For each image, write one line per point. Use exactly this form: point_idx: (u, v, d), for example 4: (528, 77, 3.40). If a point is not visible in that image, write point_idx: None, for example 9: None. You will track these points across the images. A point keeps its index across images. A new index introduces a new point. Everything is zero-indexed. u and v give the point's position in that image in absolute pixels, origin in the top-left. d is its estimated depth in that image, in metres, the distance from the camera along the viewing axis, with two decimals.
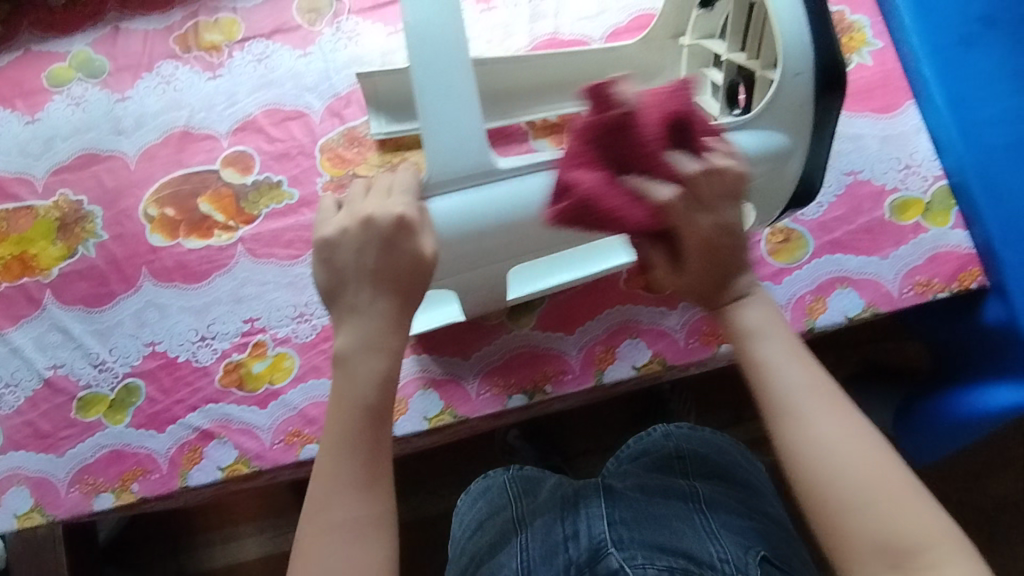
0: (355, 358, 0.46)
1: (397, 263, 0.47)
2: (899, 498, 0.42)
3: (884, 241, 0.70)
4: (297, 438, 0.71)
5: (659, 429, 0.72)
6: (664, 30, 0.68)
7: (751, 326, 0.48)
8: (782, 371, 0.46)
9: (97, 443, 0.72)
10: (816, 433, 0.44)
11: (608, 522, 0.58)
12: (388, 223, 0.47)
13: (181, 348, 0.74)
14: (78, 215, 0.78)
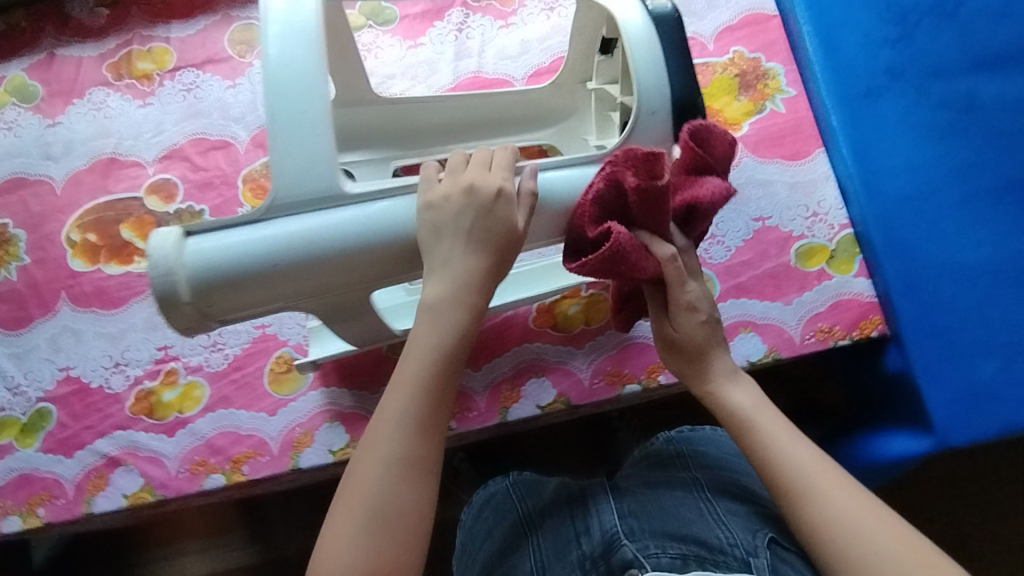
0: (440, 307, 0.50)
1: (494, 231, 0.50)
2: (921, 565, 0.46)
3: (787, 287, 0.71)
4: (202, 467, 0.71)
5: (662, 436, 0.72)
6: (573, 76, 0.71)
7: (745, 412, 0.56)
8: (783, 451, 0.53)
9: (5, 467, 0.72)
10: (832, 509, 0.49)
11: (617, 515, 0.60)
12: (489, 192, 0.50)
13: (94, 373, 0.75)
14: (3, 238, 0.79)
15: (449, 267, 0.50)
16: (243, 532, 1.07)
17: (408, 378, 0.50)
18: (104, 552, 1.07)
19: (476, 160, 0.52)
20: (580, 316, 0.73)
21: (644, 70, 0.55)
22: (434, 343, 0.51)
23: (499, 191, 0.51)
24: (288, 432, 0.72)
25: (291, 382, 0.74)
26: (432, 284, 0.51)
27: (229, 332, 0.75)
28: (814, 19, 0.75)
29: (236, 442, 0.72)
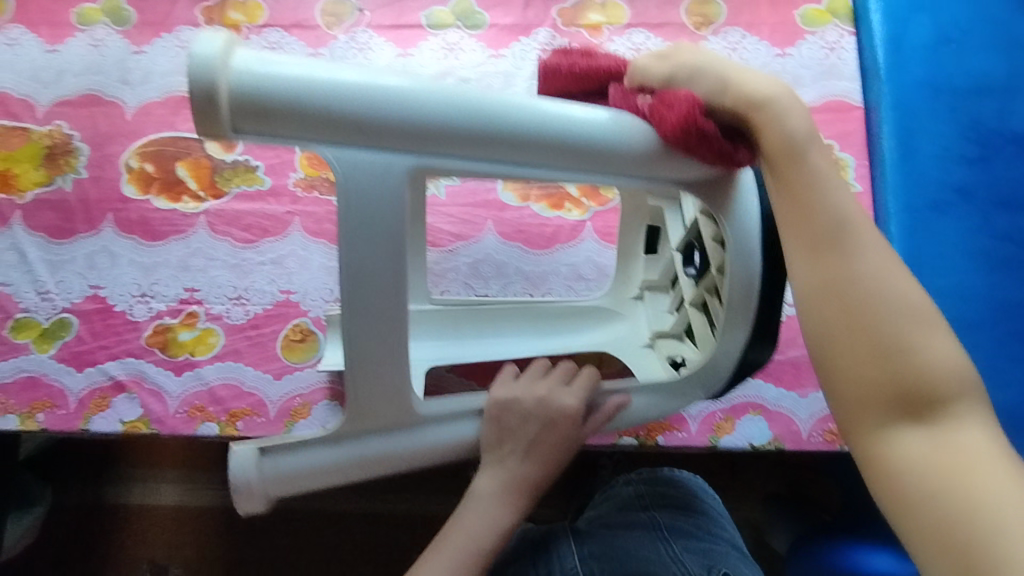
0: (489, 500, 0.59)
1: (552, 438, 0.61)
2: (927, 336, 0.48)
3: (807, 379, 0.71)
4: (200, 413, 0.73)
5: (621, 479, 0.78)
6: None
7: (797, 141, 0.49)
8: (833, 197, 0.49)
9: (17, 366, 0.75)
10: (860, 269, 0.48)
11: (577, 556, 0.66)
12: (563, 416, 0.61)
13: (120, 298, 0.77)
14: (67, 148, 0.82)
15: (507, 468, 0.60)
16: (219, 476, 1.09)
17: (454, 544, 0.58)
18: (87, 462, 1.09)
19: (554, 375, 0.63)
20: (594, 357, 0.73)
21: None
22: (477, 522, 0.59)
23: (566, 413, 0.61)
24: (288, 399, 0.73)
25: (302, 352, 0.75)
26: (486, 476, 0.60)
27: (255, 290, 0.77)
28: (897, 122, 0.75)
29: (237, 396, 0.73)
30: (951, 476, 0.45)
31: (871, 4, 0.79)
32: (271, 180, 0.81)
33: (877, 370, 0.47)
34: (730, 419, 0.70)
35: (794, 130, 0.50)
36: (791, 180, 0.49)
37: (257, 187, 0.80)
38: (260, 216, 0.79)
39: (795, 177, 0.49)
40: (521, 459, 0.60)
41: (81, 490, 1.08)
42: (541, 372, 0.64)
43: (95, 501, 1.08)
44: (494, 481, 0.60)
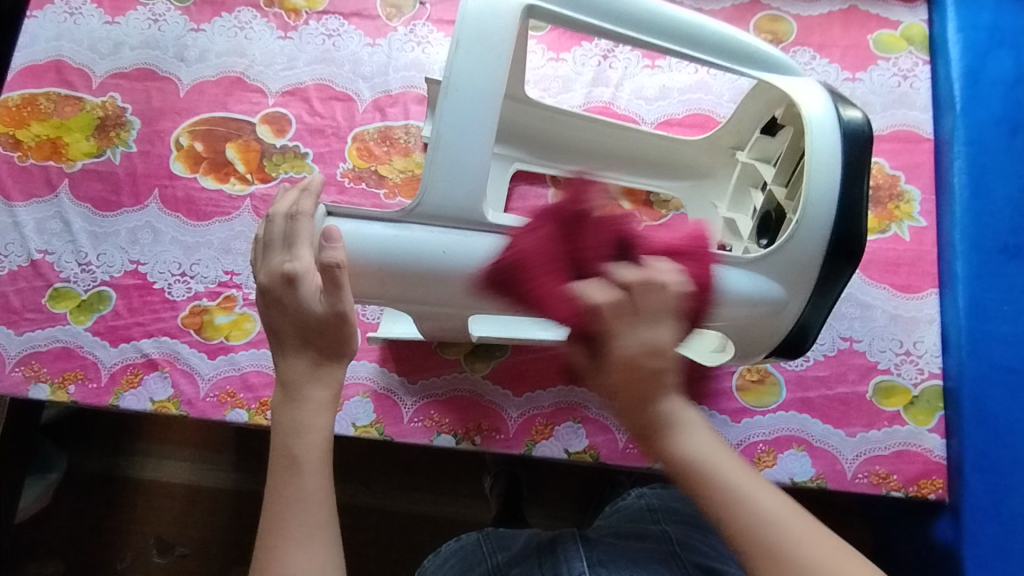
0: (297, 390, 0.51)
1: (302, 318, 0.50)
2: None
3: (856, 418, 0.67)
4: (230, 399, 0.72)
5: (633, 492, 0.75)
6: (727, 138, 0.71)
7: (699, 459, 0.46)
8: (759, 508, 0.45)
9: (53, 336, 0.75)
10: (807, 559, 0.43)
11: (586, 563, 0.60)
12: (277, 282, 0.50)
13: (160, 275, 0.76)
14: (118, 121, 0.82)
15: (293, 379, 0.51)
16: (234, 458, 1.08)
17: (279, 473, 0.50)
18: (103, 434, 1.09)
19: (275, 228, 0.52)
20: None
21: (819, 186, 0.55)
22: (289, 437, 0.50)
23: (278, 272, 0.50)
24: None
25: None
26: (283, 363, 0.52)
27: None
28: (967, 159, 0.72)
29: (269, 384, 0.72)
30: None
31: (950, 35, 0.77)
32: (319, 169, 0.79)
33: None
34: (772, 452, 0.67)
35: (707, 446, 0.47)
36: (707, 501, 0.46)
37: (304, 174, 0.79)
38: None
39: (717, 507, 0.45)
40: (308, 361, 0.52)
41: (96, 460, 1.08)
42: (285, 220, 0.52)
43: (110, 473, 1.07)
44: (285, 408, 0.51)
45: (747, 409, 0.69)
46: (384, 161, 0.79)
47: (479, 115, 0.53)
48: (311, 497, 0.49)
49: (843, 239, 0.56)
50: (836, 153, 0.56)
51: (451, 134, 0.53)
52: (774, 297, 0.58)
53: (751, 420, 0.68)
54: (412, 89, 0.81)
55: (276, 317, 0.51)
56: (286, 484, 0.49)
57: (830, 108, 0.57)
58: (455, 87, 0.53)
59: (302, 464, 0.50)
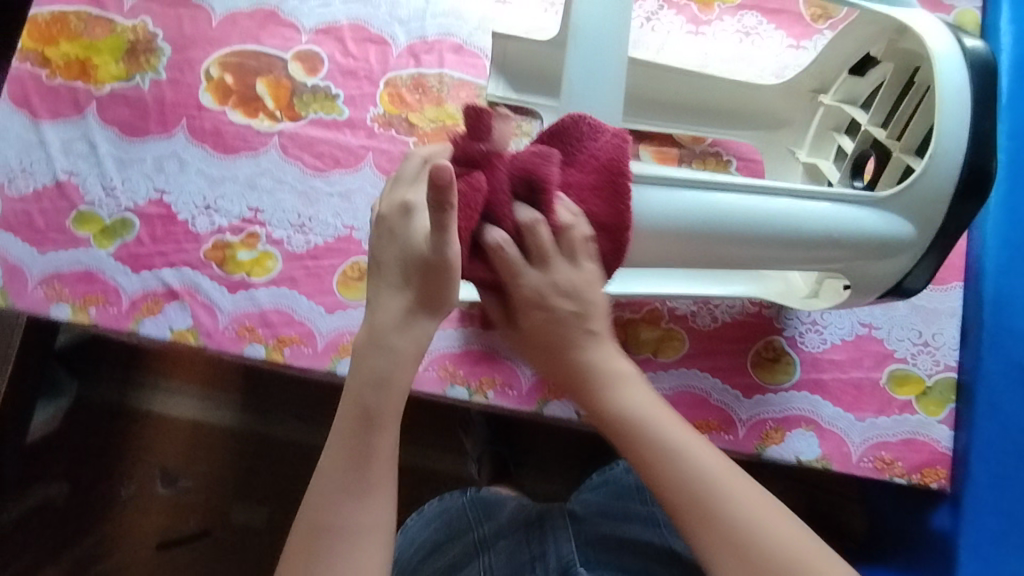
0: (388, 343, 0.53)
1: (412, 258, 0.53)
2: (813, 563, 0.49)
3: (867, 403, 0.68)
4: (249, 334, 0.73)
5: (621, 465, 0.75)
6: (809, 82, 0.68)
7: (630, 419, 0.54)
8: (692, 466, 0.52)
9: (76, 258, 0.75)
10: (731, 508, 0.50)
11: (575, 545, 0.67)
12: (396, 216, 0.54)
13: (184, 207, 0.76)
14: (148, 46, 0.80)
15: (381, 308, 0.54)
16: (238, 395, 1.10)
17: (347, 426, 0.53)
18: (113, 362, 1.10)
19: (406, 171, 0.56)
20: (651, 344, 0.71)
21: (951, 122, 0.52)
22: (365, 389, 0.53)
23: (400, 208, 0.54)
24: (337, 334, 0.73)
25: (358, 290, 0.74)
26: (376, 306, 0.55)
27: (319, 219, 0.75)
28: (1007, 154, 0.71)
29: (288, 323, 0.73)
30: None
31: (1004, 24, 0.74)
32: (348, 111, 0.78)
33: None
34: (780, 429, 0.68)
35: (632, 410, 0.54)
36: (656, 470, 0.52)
37: (334, 115, 0.78)
38: (333, 146, 0.77)
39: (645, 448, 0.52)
40: (395, 293, 0.54)
41: (103, 386, 1.10)
42: (415, 165, 0.55)
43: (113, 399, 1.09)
44: (364, 332, 0.55)
45: (758, 386, 0.69)
46: (415, 109, 0.78)
47: (607, 69, 0.57)
48: (365, 455, 0.52)
49: (980, 172, 0.53)
50: (968, 94, 0.52)
51: (580, 79, 0.57)
52: (904, 238, 0.55)
53: (762, 397, 0.69)
54: (449, 36, 0.79)
55: (385, 244, 0.55)
56: (355, 434, 0.52)
57: (953, 40, 0.54)
58: (584, 37, 0.57)
59: (373, 417, 0.53)
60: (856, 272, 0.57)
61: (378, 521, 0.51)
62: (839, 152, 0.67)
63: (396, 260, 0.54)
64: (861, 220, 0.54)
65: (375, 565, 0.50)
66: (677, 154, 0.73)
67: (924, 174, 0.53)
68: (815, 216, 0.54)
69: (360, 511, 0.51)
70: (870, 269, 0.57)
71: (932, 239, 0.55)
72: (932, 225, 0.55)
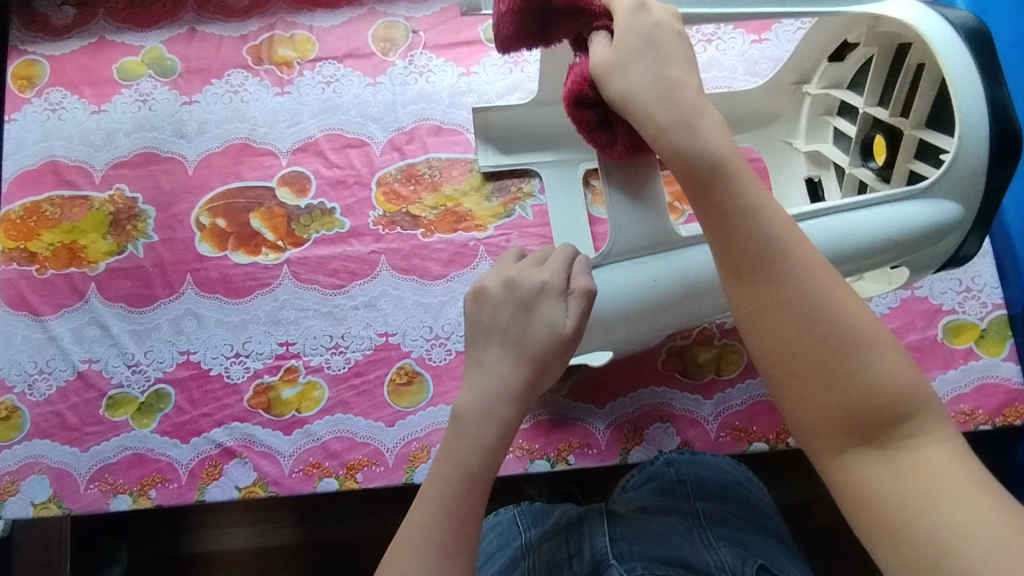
0: (468, 419, 0.48)
1: (535, 329, 0.49)
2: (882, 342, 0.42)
3: (932, 362, 0.69)
4: (316, 470, 0.71)
5: (660, 456, 0.67)
6: (789, 77, 0.69)
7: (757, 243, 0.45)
8: (808, 256, 0.44)
9: (121, 444, 0.73)
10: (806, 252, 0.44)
11: (608, 537, 0.58)
12: (530, 288, 0.50)
13: (214, 361, 0.75)
14: (131, 212, 0.79)
15: (489, 376, 0.49)
16: (293, 512, 1.06)
17: (443, 476, 0.47)
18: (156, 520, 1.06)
19: (528, 258, 0.52)
20: (711, 365, 0.71)
21: (967, 99, 0.51)
22: (463, 451, 0.48)
23: (538, 287, 0.50)
24: (404, 445, 0.71)
25: (410, 395, 0.73)
26: (466, 394, 0.49)
27: (352, 336, 0.75)
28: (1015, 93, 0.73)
29: (352, 447, 0.72)
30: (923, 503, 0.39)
31: None
32: (349, 221, 0.77)
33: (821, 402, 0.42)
34: None
35: (654, 107, 0.48)
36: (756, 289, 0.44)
37: (336, 229, 0.77)
38: (344, 260, 0.76)
39: (718, 185, 0.46)
40: (510, 362, 0.49)
41: (156, 543, 1.05)
42: (518, 256, 0.53)
43: (171, 554, 1.05)
44: (472, 394, 0.49)
45: None
46: (413, 200, 0.78)
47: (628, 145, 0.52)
48: (453, 523, 0.45)
49: (1010, 136, 0.51)
50: (974, 64, 0.52)
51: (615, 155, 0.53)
52: (954, 220, 0.53)
53: None
54: (425, 121, 0.80)
55: (503, 317, 0.50)
56: (446, 493, 0.46)
57: (935, 12, 0.54)
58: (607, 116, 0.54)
59: (476, 482, 0.47)
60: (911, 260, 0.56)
61: None
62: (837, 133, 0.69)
63: (512, 331, 0.50)
64: (921, 217, 0.52)
65: None
66: None
67: (949, 168, 0.52)
68: (870, 232, 0.52)
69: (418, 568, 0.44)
70: (929, 252, 0.55)
71: (978, 213, 0.54)
72: (977, 196, 0.53)
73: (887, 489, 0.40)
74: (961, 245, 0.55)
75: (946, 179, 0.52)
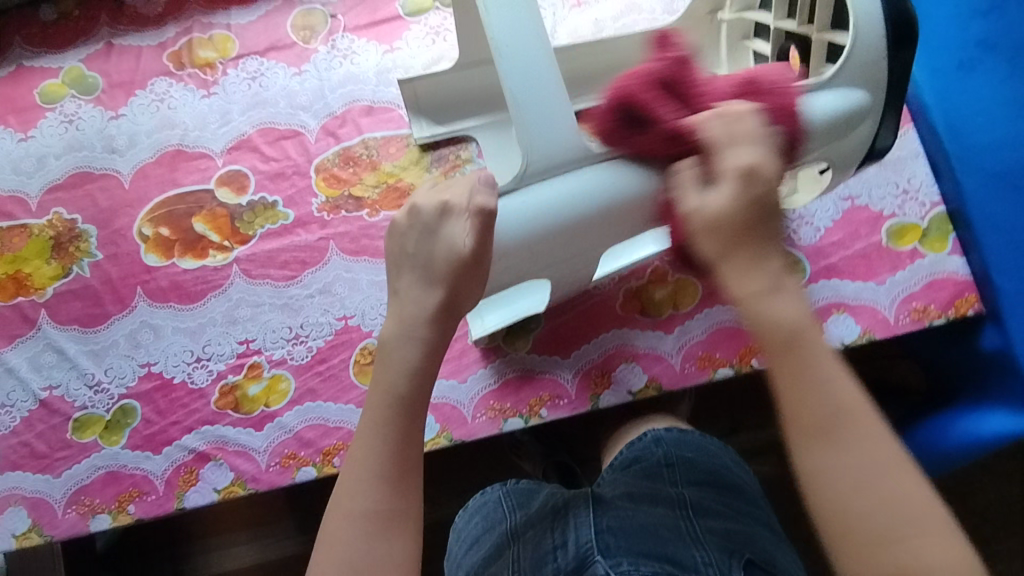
0: (393, 346, 0.50)
1: (437, 250, 0.49)
2: (829, 383, 0.45)
3: (880, 266, 0.70)
4: (293, 461, 0.71)
5: (650, 435, 0.69)
6: (703, 6, 0.70)
7: (792, 325, 0.46)
8: (759, 299, 0.46)
9: (93, 465, 0.72)
10: (770, 303, 0.47)
11: (594, 529, 0.57)
12: (432, 209, 0.49)
13: (176, 368, 0.74)
14: (72, 234, 0.78)
15: (405, 301, 0.50)
16: (293, 520, 1.04)
17: (376, 403, 0.49)
18: (157, 548, 1.04)
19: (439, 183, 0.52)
20: (668, 301, 0.72)
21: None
22: (393, 378, 0.50)
23: (439, 209, 0.49)
24: None
25: None
26: (390, 321, 0.51)
27: (310, 324, 0.74)
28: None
29: (325, 434, 0.71)
30: (882, 494, 0.43)
31: None
32: (293, 212, 0.77)
33: (806, 405, 0.45)
34: (816, 324, 0.69)
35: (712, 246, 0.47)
36: (794, 380, 0.46)
37: (281, 222, 0.77)
38: (293, 250, 0.76)
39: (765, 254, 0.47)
40: (423, 287, 0.50)
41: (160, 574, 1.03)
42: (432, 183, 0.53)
43: None
44: (393, 321, 0.51)
45: None
46: (354, 182, 0.77)
47: (539, 66, 0.51)
48: (394, 453, 0.48)
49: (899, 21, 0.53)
50: None
51: (518, 84, 0.51)
52: (864, 108, 0.55)
53: None
54: (355, 102, 0.79)
55: (411, 245, 0.50)
56: (383, 420, 0.49)
57: None
58: (506, 46, 0.51)
59: (411, 408, 0.49)
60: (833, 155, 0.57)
61: (395, 513, 0.47)
62: (758, 55, 0.69)
63: (419, 256, 0.50)
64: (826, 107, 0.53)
65: (390, 564, 0.46)
66: None
67: (848, 60, 0.53)
68: None
69: (368, 498, 0.47)
70: (841, 146, 0.56)
71: (885, 98, 0.56)
72: (882, 86, 0.55)
73: (837, 477, 0.44)
74: (877, 135, 0.57)
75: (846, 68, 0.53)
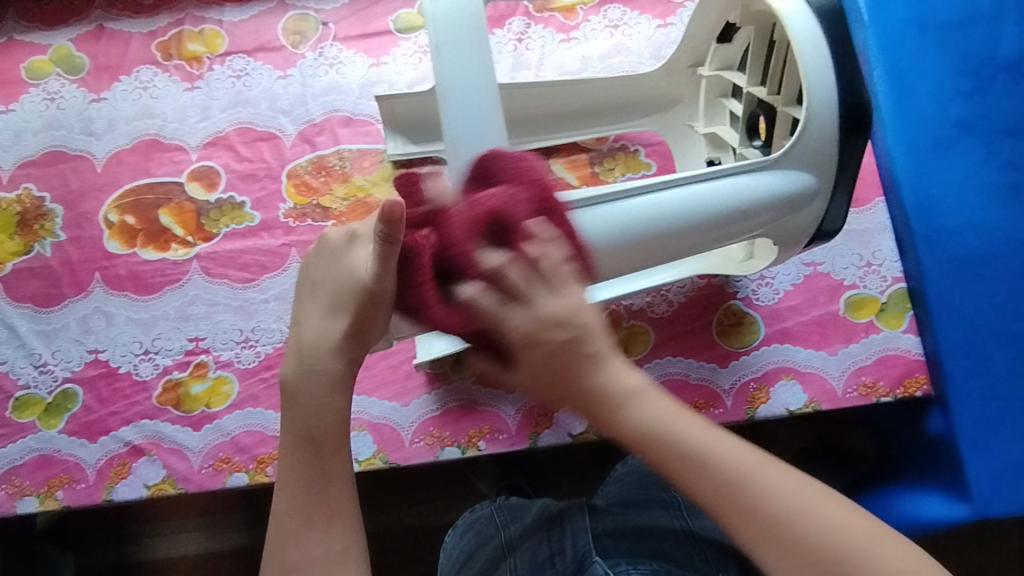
0: (299, 390, 0.49)
1: (346, 277, 0.50)
2: (759, 484, 0.42)
3: (834, 337, 0.70)
4: (226, 465, 0.71)
5: None
6: (685, 59, 0.70)
7: (655, 429, 0.44)
8: (625, 411, 0.44)
9: (27, 446, 0.72)
10: (637, 412, 0.44)
11: (591, 533, 0.58)
12: (342, 240, 0.51)
13: (123, 358, 0.74)
14: (39, 212, 0.78)
15: (314, 336, 0.50)
16: (243, 515, 1.02)
17: (296, 446, 0.49)
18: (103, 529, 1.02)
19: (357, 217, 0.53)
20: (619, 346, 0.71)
21: (816, 78, 0.52)
22: (308, 420, 0.49)
23: (348, 241, 0.50)
24: None
25: None
26: (293, 360, 0.51)
27: (261, 330, 0.74)
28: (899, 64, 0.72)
29: (262, 442, 0.71)
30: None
31: None
32: (260, 215, 0.77)
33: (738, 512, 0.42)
34: (763, 387, 0.69)
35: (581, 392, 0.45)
36: (705, 484, 0.43)
37: (246, 223, 0.77)
38: (254, 253, 0.76)
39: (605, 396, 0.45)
40: (332, 318, 0.50)
41: (103, 556, 1.01)
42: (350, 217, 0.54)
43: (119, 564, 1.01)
44: (297, 360, 0.50)
45: (733, 352, 0.70)
46: (324, 192, 0.77)
47: (479, 111, 0.52)
48: (321, 489, 0.48)
49: (856, 109, 0.53)
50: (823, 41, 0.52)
51: (458, 133, 0.52)
52: (808, 189, 0.56)
53: (739, 361, 0.70)
54: (336, 112, 0.80)
55: (324, 274, 0.51)
56: (301, 465, 0.48)
57: None
58: (450, 91, 0.52)
59: (324, 450, 0.48)
60: (775, 230, 0.58)
61: (345, 547, 0.47)
62: (732, 116, 0.68)
63: (332, 286, 0.50)
64: (771, 187, 0.55)
65: None
66: (587, 159, 0.76)
67: (799, 138, 0.53)
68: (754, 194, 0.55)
69: (319, 539, 0.46)
70: (786, 223, 0.58)
71: (830, 180, 0.56)
72: (829, 168, 0.55)
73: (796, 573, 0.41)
74: (829, 212, 0.58)
75: (797, 149, 0.54)
